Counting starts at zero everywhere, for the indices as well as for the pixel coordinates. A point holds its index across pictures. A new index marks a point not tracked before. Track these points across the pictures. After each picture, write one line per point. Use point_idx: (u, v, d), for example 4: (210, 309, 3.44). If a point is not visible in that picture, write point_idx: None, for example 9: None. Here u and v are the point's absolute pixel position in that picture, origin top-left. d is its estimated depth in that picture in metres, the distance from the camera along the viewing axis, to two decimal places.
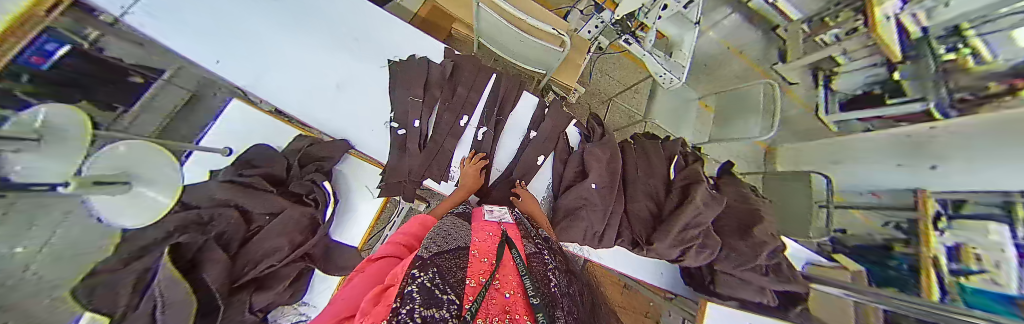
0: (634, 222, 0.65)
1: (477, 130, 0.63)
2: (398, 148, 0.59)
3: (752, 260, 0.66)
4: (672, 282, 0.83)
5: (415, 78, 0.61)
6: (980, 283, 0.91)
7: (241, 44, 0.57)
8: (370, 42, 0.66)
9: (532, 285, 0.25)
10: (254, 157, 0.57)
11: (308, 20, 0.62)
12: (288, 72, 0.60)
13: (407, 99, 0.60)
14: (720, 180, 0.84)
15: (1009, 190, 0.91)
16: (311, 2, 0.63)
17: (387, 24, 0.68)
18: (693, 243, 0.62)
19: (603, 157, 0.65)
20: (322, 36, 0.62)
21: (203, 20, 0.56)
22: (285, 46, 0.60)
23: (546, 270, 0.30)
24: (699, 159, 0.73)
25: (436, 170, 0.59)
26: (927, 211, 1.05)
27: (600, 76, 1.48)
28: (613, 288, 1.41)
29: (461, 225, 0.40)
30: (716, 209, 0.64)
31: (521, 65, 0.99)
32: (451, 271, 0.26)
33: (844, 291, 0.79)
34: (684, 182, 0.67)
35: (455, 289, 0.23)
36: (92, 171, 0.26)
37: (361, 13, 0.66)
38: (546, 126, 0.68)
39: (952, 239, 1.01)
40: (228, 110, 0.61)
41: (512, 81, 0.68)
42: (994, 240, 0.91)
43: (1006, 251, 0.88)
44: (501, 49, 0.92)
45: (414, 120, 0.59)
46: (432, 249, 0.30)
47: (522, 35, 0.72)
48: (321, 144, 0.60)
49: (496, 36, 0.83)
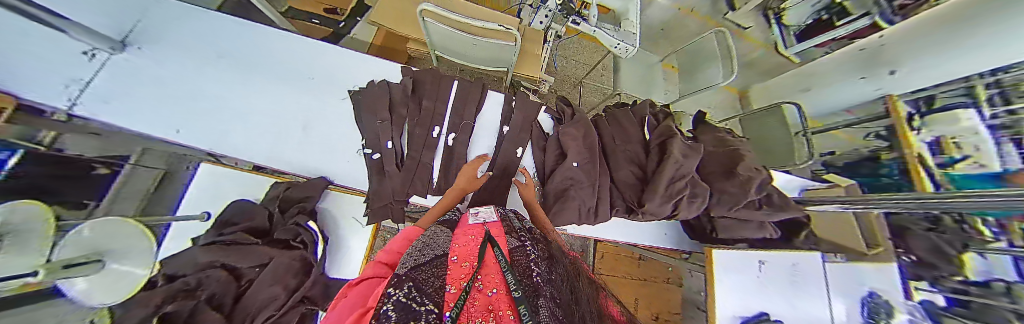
0: (624, 188, 0.67)
1: (449, 137, 0.65)
2: (377, 173, 0.59)
3: (744, 198, 0.64)
4: (677, 240, 0.83)
5: (379, 102, 0.62)
6: (965, 169, 1.06)
7: (203, 112, 0.59)
8: (328, 78, 0.69)
9: (513, 281, 0.25)
10: (234, 215, 0.59)
11: (256, 79, 0.65)
12: (254, 123, 0.62)
13: (376, 124, 0.61)
14: (696, 130, 0.86)
15: (967, 76, 1.02)
16: (260, 61, 0.67)
17: (343, 56, 0.72)
18: (682, 195, 0.62)
19: (578, 135, 0.67)
20: (283, 85, 0.66)
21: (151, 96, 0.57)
22: (249, 103, 0.63)
23: (528, 258, 0.31)
24: (667, 115, 0.77)
25: (418, 185, 0.60)
26: (899, 113, 1.18)
27: (564, 62, 1.61)
28: (629, 263, 1.41)
29: (443, 234, 0.40)
30: (696, 157, 0.65)
31: (481, 67, 1.01)
32: (432, 282, 0.27)
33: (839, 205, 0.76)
34: (660, 139, 0.69)
35: (434, 299, 0.24)
36: (60, 257, 0.26)
37: (318, 57, 0.71)
38: (516, 118, 0.70)
39: (929, 135, 1.14)
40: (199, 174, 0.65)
41: (473, 85, 0.71)
42: (969, 126, 1.05)
43: (981, 133, 1.03)
44: (457, 56, 0.95)
45: (386, 142, 0.60)
46: (409, 265, 0.31)
47: (473, 39, 0.76)
48: (298, 186, 0.62)
49: (450, 45, 0.86)
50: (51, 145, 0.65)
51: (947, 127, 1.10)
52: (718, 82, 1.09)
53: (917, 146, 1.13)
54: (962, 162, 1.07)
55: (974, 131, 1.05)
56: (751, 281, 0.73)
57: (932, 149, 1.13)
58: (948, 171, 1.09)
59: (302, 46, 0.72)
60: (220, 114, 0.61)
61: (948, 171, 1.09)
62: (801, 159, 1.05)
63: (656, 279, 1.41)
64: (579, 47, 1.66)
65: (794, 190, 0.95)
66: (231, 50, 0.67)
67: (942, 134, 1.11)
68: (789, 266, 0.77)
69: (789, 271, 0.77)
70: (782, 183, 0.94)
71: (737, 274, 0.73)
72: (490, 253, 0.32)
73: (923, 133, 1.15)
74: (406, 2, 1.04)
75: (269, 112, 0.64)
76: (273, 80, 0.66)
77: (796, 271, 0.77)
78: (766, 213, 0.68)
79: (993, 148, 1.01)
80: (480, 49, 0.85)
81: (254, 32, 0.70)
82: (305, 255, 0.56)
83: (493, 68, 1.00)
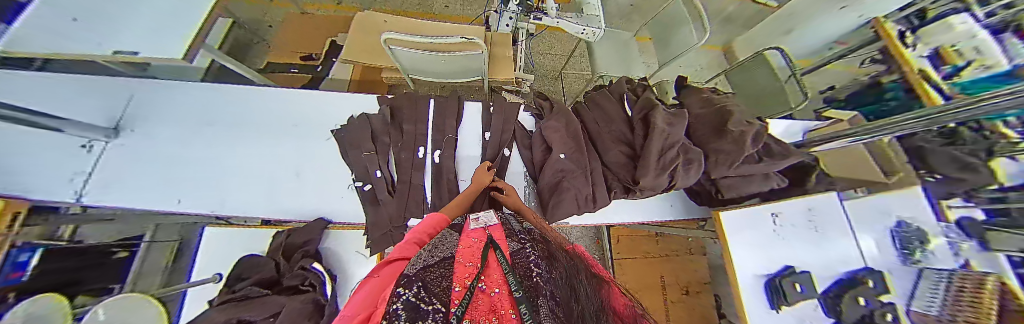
0: (616, 169, 0.65)
1: (434, 154, 0.67)
2: (371, 204, 0.62)
3: (741, 154, 0.56)
4: (685, 209, 0.81)
5: (361, 136, 0.65)
6: (971, 75, 0.97)
7: (200, 182, 0.64)
8: (308, 123, 0.72)
9: (519, 280, 0.22)
10: (244, 271, 0.64)
11: (243, 139, 0.69)
12: (248, 180, 0.66)
13: (362, 157, 0.63)
14: (682, 96, 0.83)
15: None
16: (246, 121, 0.71)
17: (321, 99, 0.75)
18: (677, 165, 0.56)
19: (561, 127, 0.67)
20: (266, 140, 0.69)
21: (141, 179, 0.61)
22: (240, 162, 0.67)
23: (530, 258, 0.27)
24: (645, 88, 0.76)
25: (414, 208, 0.61)
26: (890, 33, 1.17)
27: (540, 58, 1.65)
28: (647, 241, 1.40)
29: (448, 237, 0.36)
30: (682, 123, 0.60)
31: (455, 81, 1.03)
32: (438, 281, 0.23)
33: (845, 140, 0.64)
34: (642, 113, 0.66)
35: (441, 299, 0.20)
36: None
37: (298, 104, 0.74)
38: (494, 123, 0.72)
39: (926, 49, 1.08)
40: (205, 240, 0.70)
41: (448, 100, 0.74)
42: (966, 29, 1.01)
43: (980, 33, 0.98)
44: (430, 75, 0.98)
45: (374, 171, 0.62)
46: (417, 265, 0.27)
47: (439, 56, 0.79)
48: (297, 232, 0.65)
49: (421, 66, 0.89)
50: (73, 238, 0.73)
51: (943, 36, 1.05)
52: (693, 44, 1.08)
53: (917, 62, 1.06)
54: (966, 68, 0.99)
55: (971, 34, 1.00)
56: (765, 235, 0.68)
57: (934, 61, 1.05)
58: (954, 80, 1.00)
59: (281, 97, 0.74)
60: (224, 178, 0.65)
61: (954, 80, 1.00)
62: (796, 102, 1.01)
63: (678, 253, 1.37)
64: (551, 40, 1.70)
65: (797, 134, 0.91)
66: (218, 117, 0.71)
67: (940, 44, 1.05)
68: (805, 211, 0.71)
69: (807, 217, 0.71)
70: (780, 132, 0.90)
71: (747, 231, 0.68)
72: (493, 254, 0.28)
73: (920, 48, 1.10)
74: (373, 35, 1.08)
75: (260, 166, 0.67)
76: (260, 136, 0.70)
77: (815, 216, 0.70)
78: (767, 164, 0.60)
79: (996, 48, 0.94)
80: (447, 64, 0.87)
81: (237, 95, 0.74)
82: (316, 297, 0.58)
83: (469, 79, 1.02)
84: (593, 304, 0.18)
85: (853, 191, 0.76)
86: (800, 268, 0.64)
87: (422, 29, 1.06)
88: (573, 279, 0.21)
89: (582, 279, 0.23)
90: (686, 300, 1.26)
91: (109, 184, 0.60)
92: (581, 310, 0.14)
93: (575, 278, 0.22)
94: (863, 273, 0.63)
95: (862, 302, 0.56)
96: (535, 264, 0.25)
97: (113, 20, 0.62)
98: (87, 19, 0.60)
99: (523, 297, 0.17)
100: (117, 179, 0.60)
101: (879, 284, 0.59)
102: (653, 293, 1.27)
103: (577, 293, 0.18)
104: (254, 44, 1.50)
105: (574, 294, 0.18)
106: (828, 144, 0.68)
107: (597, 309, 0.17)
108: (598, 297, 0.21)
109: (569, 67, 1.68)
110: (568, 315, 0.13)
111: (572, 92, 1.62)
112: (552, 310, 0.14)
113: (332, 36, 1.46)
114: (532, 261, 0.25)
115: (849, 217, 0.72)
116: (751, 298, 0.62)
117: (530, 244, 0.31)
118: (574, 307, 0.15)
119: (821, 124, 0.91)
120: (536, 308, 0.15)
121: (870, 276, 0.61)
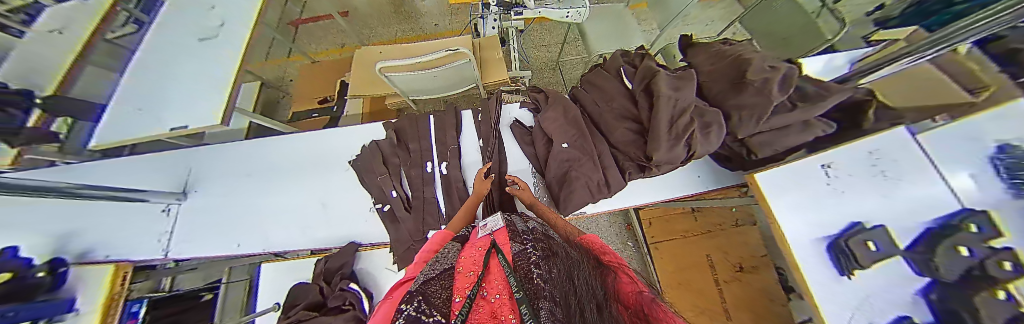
0: (625, 149, 0.61)
1: (441, 166, 0.70)
2: (392, 222, 0.67)
3: (769, 106, 0.48)
4: (711, 178, 0.75)
5: (373, 161, 0.71)
6: None
7: (252, 228, 0.77)
8: (326, 160, 0.81)
9: (517, 280, 0.20)
10: (295, 297, 0.75)
11: (278, 187, 0.80)
12: (290, 217, 0.76)
13: (377, 180, 0.70)
14: (688, 56, 0.75)
15: None
16: (277, 169, 0.82)
17: (333, 135, 0.83)
18: (694, 130, 0.49)
19: (559, 118, 0.65)
20: (296, 183, 0.79)
21: (205, 233, 0.78)
22: (278, 206, 0.78)
23: (531, 256, 0.25)
24: (643, 57, 0.70)
25: (431, 219, 0.64)
26: None
27: (535, 52, 1.66)
28: (681, 219, 1.30)
29: (455, 250, 0.37)
30: (691, 85, 0.53)
31: (452, 93, 1.08)
32: (439, 294, 0.24)
33: (916, 57, 0.52)
34: (644, 83, 0.61)
35: (441, 311, 0.20)
36: None
37: (315, 143, 0.83)
38: (490, 127, 0.74)
39: None
40: (263, 276, 0.83)
41: (444, 112, 0.78)
42: None
43: None
44: (426, 93, 1.04)
45: (391, 192, 0.68)
46: (421, 281, 0.28)
47: (429, 72, 0.84)
48: (332, 258, 0.73)
49: (416, 86, 0.96)
50: (172, 287, 1.05)
51: None
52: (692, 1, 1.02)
53: None
54: None
55: None
56: (817, 193, 0.59)
57: None
58: None
59: (300, 141, 0.84)
60: (273, 219, 0.77)
61: None
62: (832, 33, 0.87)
63: (723, 227, 1.24)
64: (543, 31, 1.71)
65: (841, 67, 0.77)
66: (256, 168, 0.84)
67: None
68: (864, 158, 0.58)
69: (865, 163, 0.58)
70: (814, 70, 0.78)
71: (792, 192, 0.60)
72: (495, 260, 0.29)
73: None
74: (370, 66, 1.16)
75: (296, 203, 0.77)
76: (295, 177, 0.80)
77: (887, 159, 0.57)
78: (802, 111, 0.51)
79: None
80: (440, 79, 0.92)
81: (267, 147, 0.85)
82: (356, 315, 0.64)
83: (464, 88, 1.07)
84: (595, 297, 0.17)
85: (928, 122, 0.58)
86: (871, 223, 0.52)
87: (413, 51, 1.13)
88: (573, 273, 0.20)
89: (585, 274, 0.22)
90: (740, 278, 1.13)
91: (188, 245, 0.77)
92: (580, 307, 0.13)
93: (575, 272, 0.20)
94: (960, 218, 0.45)
95: (966, 252, 0.41)
96: (537, 261, 0.23)
97: (161, 104, 0.77)
98: (147, 106, 0.76)
99: (522, 296, 0.15)
100: (195, 239, 0.77)
101: (988, 227, 0.42)
102: (700, 274, 1.18)
103: (577, 284, 0.17)
104: (281, 99, 1.72)
105: (573, 285, 0.17)
106: (891, 66, 0.57)
107: (600, 301, 0.16)
108: (601, 288, 0.21)
109: (565, 54, 1.65)
110: (563, 308, 0.12)
111: (574, 79, 1.58)
112: (547, 304, 0.13)
113: (340, 76, 1.61)
114: (533, 258, 0.25)
115: (927, 150, 0.55)
116: (809, 264, 0.53)
117: (532, 243, 0.30)
118: (572, 298, 0.14)
119: (869, 50, 0.76)
120: (534, 302, 0.14)
121: (972, 221, 0.44)
